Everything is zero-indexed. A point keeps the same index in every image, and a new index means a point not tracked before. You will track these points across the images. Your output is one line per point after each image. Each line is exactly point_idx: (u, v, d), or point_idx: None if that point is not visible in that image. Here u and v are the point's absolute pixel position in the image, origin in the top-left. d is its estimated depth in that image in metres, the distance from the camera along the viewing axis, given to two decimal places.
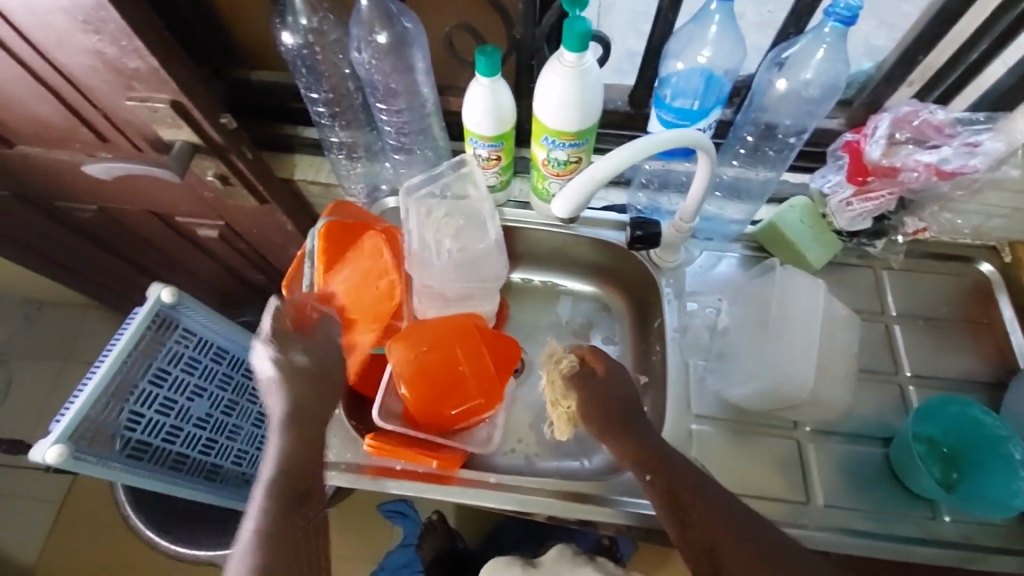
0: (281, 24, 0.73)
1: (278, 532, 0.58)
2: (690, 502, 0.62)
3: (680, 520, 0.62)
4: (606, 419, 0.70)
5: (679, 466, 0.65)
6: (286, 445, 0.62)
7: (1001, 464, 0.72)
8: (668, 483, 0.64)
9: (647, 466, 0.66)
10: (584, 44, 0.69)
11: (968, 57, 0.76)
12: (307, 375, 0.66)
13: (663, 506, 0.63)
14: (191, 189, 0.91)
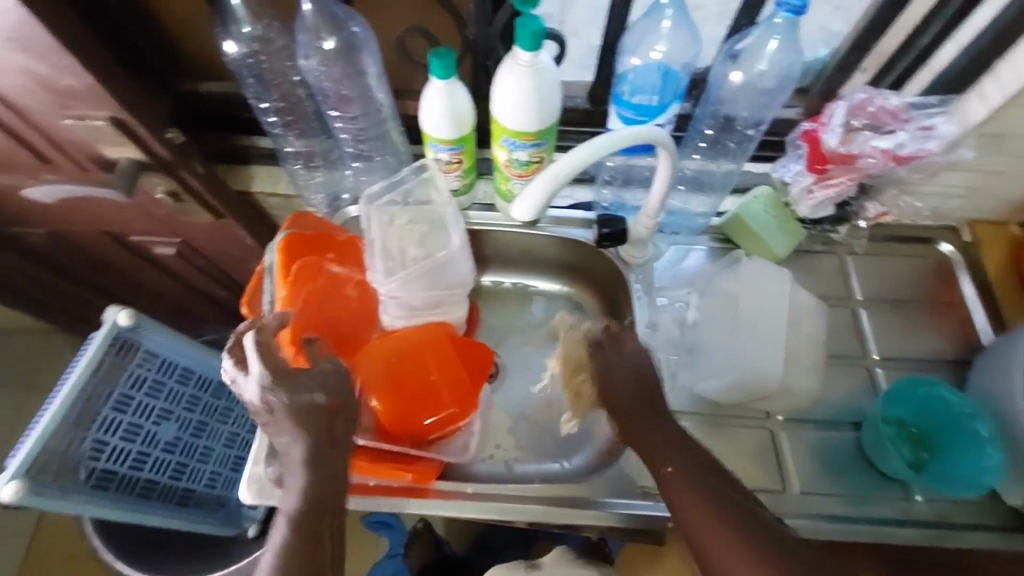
0: (224, 32, 0.71)
1: (295, 568, 0.59)
2: (701, 494, 0.62)
3: (690, 516, 0.61)
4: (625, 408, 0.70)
5: (697, 466, 0.64)
6: (309, 481, 0.63)
7: (969, 441, 0.74)
8: (682, 482, 0.63)
9: (658, 457, 0.66)
10: (538, 43, 0.67)
11: (920, 40, 0.76)
12: (322, 411, 0.65)
13: (671, 498, 0.63)
14: (143, 207, 0.88)
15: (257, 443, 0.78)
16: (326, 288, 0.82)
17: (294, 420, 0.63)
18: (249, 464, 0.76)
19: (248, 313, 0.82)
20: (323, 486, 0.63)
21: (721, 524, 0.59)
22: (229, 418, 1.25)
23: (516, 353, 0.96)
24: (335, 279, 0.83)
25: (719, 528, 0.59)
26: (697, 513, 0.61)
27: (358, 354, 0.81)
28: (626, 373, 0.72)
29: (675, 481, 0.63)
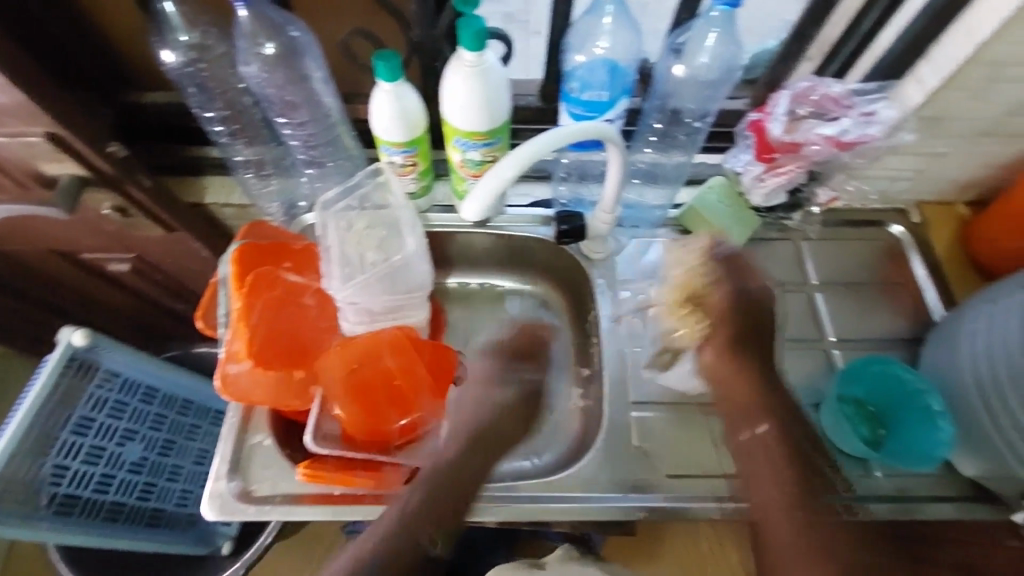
0: (160, 41, 0.70)
1: (424, 520, 0.66)
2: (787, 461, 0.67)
3: (762, 474, 0.67)
4: (737, 338, 0.74)
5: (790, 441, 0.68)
6: (473, 454, 0.73)
7: (923, 416, 0.75)
8: (768, 449, 0.68)
9: (759, 416, 0.70)
10: (481, 43, 0.67)
11: (861, 27, 0.78)
12: (511, 407, 0.81)
13: (752, 457, 0.68)
14: (92, 223, 0.86)
15: (217, 458, 0.76)
16: (282, 298, 0.80)
17: (480, 408, 0.79)
18: (209, 480, 0.74)
19: (202, 326, 0.80)
20: (467, 466, 0.72)
21: (789, 498, 0.64)
22: (198, 434, 1.22)
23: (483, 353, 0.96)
24: (292, 288, 0.82)
25: (789, 497, 0.64)
26: (772, 481, 0.66)
27: (316, 361, 0.79)
28: (753, 318, 0.75)
29: (767, 443, 0.68)
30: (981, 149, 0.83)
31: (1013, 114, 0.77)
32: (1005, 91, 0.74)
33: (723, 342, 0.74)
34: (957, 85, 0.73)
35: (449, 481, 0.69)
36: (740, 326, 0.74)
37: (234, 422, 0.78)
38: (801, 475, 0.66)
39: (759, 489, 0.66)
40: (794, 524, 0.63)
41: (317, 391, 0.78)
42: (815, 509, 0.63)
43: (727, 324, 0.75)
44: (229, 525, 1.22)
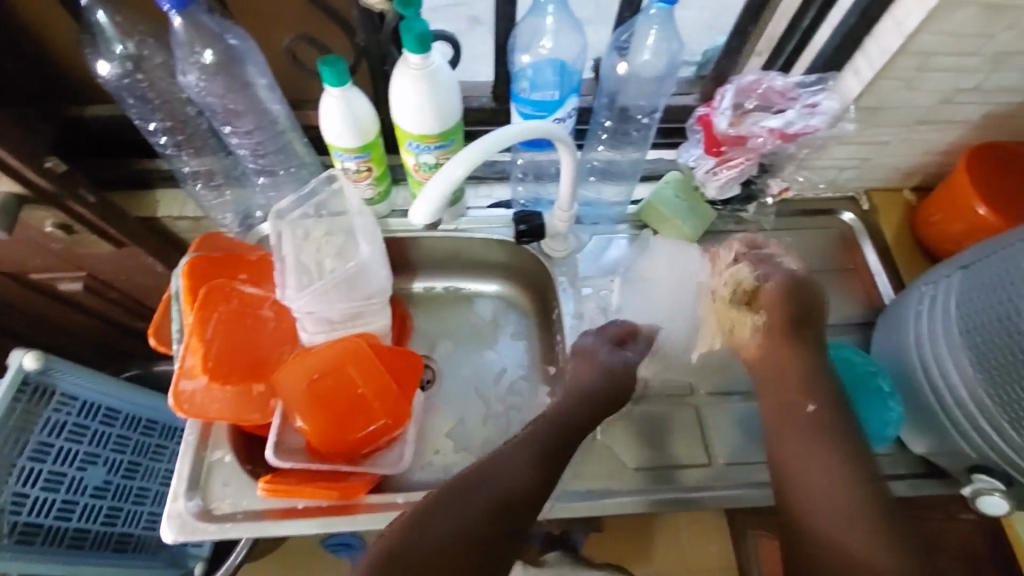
0: (94, 52, 0.68)
1: (456, 527, 0.56)
2: (837, 443, 0.63)
3: (798, 450, 0.64)
4: (791, 324, 0.72)
5: (835, 421, 0.65)
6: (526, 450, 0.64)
7: (874, 397, 0.76)
8: (817, 431, 0.65)
9: (807, 398, 0.67)
10: (425, 46, 0.66)
11: (801, 23, 0.80)
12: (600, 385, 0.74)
13: (792, 439, 0.65)
14: (36, 241, 0.83)
15: (175, 477, 0.74)
16: (239, 310, 0.79)
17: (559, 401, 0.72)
18: (168, 500, 0.72)
19: (156, 343, 0.78)
20: (518, 462, 0.63)
21: (835, 482, 0.60)
22: (164, 455, 1.18)
23: (450, 357, 0.96)
24: (249, 299, 0.80)
25: (837, 476, 0.61)
26: (824, 462, 0.62)
27: (274, 374, 0.77)
28: (804, 301, 0.73)
29: (811, 421, 0.65)
30: (920, 136, 0.86)
31: (946, 101, 0.80)
32: (936, 80, 0.76)
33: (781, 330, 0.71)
34: (891, 75, 0.75)
35: (487, 474, 0.61)
36: (795, 306, 0.73)
37: (193, 439, 0.76)
38: (854, 461, 0.62)
39: (808, 471, 0.62)
40: (851, 511, 0.58)
41: (277, 403, 0.76)
42: (871, 494, 0.59)
43: (771, 306, 0.73)
44: (200, 546, 1.20)
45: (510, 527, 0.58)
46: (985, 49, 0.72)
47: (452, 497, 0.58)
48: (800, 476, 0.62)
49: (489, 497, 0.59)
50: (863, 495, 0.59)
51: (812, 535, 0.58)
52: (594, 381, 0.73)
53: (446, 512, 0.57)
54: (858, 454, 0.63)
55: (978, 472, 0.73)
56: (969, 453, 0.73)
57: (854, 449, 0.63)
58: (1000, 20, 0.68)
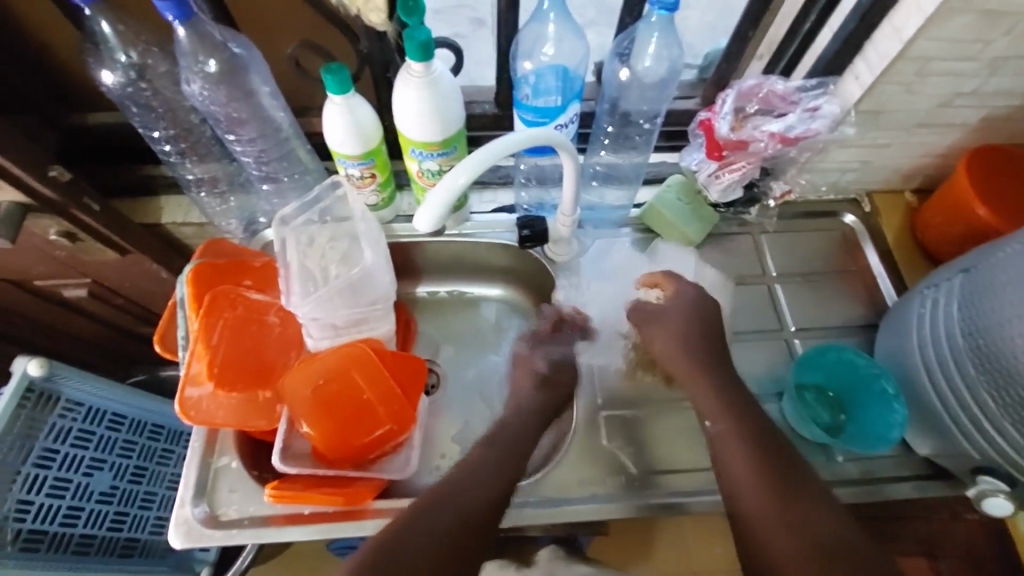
0: (97, 62, 0.68)
1: (450, 523, 0.55)
2: (743, 444, 0.62)
3: (735, 463, 0.61)
4: (693, 337, 0.74)
5: (743, 422, 0.64)
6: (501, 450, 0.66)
7: (879, 401, 0.77)
8: (730, 436, 0.63)
9: (711, 407, 0.67)
10: (427, 54, 0.67)
11: (801, 27, 0.81)
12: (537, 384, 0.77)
13: (719, 450, 0.63)
14: (41, 250, 0.84)
15: (182, 483, 0.74)
16: (244, 317, 0.79)
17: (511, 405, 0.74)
18: (175, 507, 0.72)
19: (162, 351, 0.78)
20: (493, 457, 0.65)
21: (762, 482, 0.58)
22: (171, 459, 1.19)
23: (454, 360, 0.96)
24: (254, 306, 0.80)
25: (757, 478, 0.59)
26: (743, 467, 0.60)
27: (281, 379, 0.78)
28: (698, 322, 0.75)
29: (717, 432, 0.64)
30: (920, 138, 0.86)
31: (945, 105, 0.80)
32: (936, 84, 0.77)
33: (682, 343, 0.74)
34: (891, 79, 0.75)
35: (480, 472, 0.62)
36: (688, 329, 0.75)
37: (199, 445, 0.77)
38: (766, 460, 0.60)
39: (734, 479, 0.60)
40: (784, 513, 0.55)
41: (283, 409, 0.76)
42: (791, 492, 0.57)
43: (662, 333, 0.76)
44: (206, 551, 1.21)
45: (484, 523, 0.57)
46: (984, 54, 0.72)
47: (440, 497, 0.57)
48: (737, 487, 0.59)
49: (477, 497, 0.59)
50: (792, 494, 0.57)
51: (758, 549, 0.54)
52: (535, 395, 0.76)
53: (433, 511, 0.56)
54: (774, 453, 0.61)
55: (982, 474, 0.73)
56: (973, 456, 0.73)
57: (764, 448, 0.61)
58: (999, 26, 0.68)
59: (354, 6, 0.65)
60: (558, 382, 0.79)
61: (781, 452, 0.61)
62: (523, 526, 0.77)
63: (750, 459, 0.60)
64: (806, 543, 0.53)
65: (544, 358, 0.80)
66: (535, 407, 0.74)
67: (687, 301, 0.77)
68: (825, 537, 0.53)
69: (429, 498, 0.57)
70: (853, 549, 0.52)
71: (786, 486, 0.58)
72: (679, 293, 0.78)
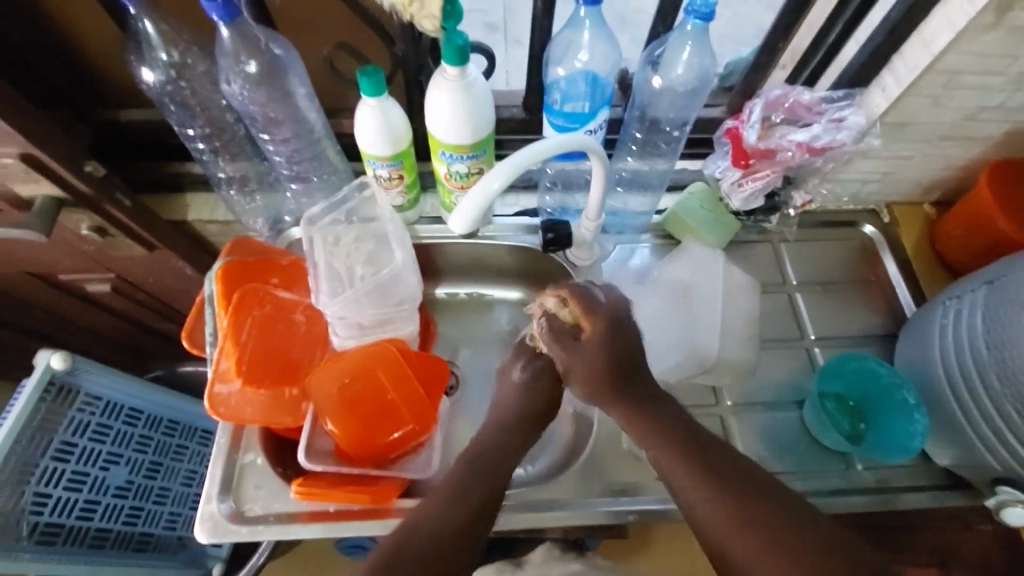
0: (139, 60, 0.70)
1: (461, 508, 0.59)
2: (690, 471, 0.58)
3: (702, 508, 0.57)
4: (606, 377, 0.63)
5: (677, 444, 0.60)
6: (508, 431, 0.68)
7: (899, 410, 0.79)
8: (672, 459, 0.60)
9: (643, 433, 0.62)
10: (464, 58, 0.67)
11: (827, 39, 0.82)
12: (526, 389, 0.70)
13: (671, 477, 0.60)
14: (69, 244, 0.85)
15: (207, 479, 0.75)
16: (271, 315, 0.79)
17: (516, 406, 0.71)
18: (201, 501, 0.73)
19: (189, 346, 0.79)
20: (506, 448, 0.66)
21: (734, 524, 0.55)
22: (185, 455, 1.18)
23: (473, 362, 0.97)
24: (282, 304, 0.81)
25: (714, 501, 0.57)
26: (698, 491, 0.57)
27: (307, 377, 0.78)
28: (608, 352, 0.62)
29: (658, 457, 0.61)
30: (943, 151, 0.87)
31: (970, 118, 0.81)
32: (963, 97, 0.77)
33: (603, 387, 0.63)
34: (919, 92, 0.76)
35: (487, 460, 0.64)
36: (599, 365, 0.63)
37: (225, 441, 0.77)
38: (720, 483, 0.57)
39: (695, 504, 0.58)
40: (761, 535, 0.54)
41: (309, 407, 0.77)
42: (763, 514, 0.55)
43: (580, 372, 0.63)
44: (218, 547, 1.21)
45: (485, 504, 0.60)
46: (1010, 69, 0.73)
47: (448, 491, 0.60)
48: (702, 513, 0.57)
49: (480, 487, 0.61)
50: (756, 517, 0.55)
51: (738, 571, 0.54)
52: (514, 404, 0.70)
53: (443, 505, 0.59)
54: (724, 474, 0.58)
55: (1002, 485, 0.74)
56: (995, 467, 0.74)
57: (713, 466, 0.58)
58: None
59: (408, 13, 0.65)
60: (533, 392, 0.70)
61: (730, 467, 0.59)
62: (544, 528, 0.77)
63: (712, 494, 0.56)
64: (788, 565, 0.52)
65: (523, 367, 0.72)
66: (515, 418, 0.69)
67: (609, 330, 0.63)
68: (813, 556, 0.52)
69: (445, 494, 0.60)
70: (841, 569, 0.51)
71: (756, 500, 0.56)
72: (601, 318, 0.63)
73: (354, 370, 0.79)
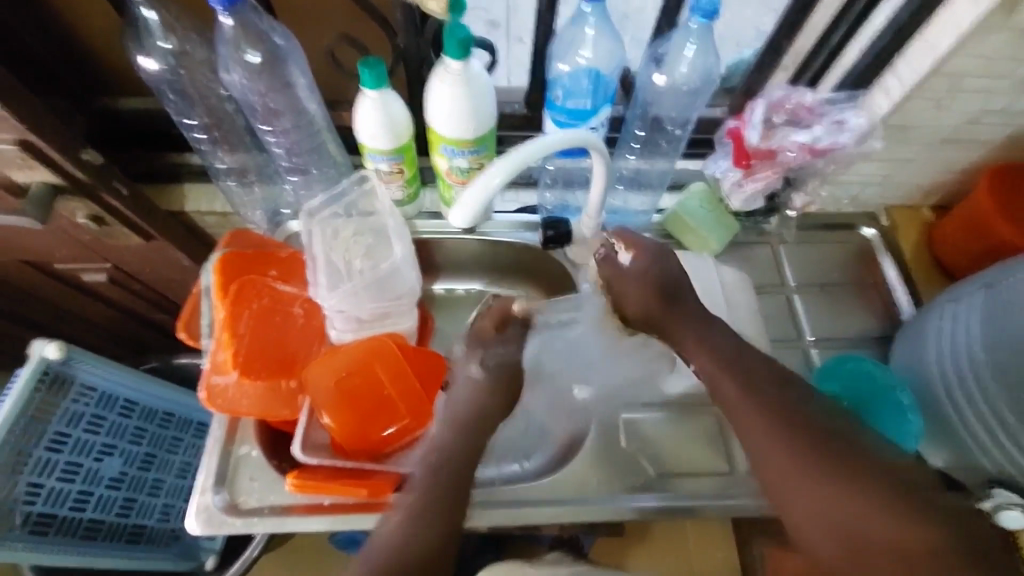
0: (138, 48, 0.69)
1: (430, 511, 0.60)
2: (738, 388, 0.61)
3: (750, 423, 0.59)
4: (654, 287, 0.72)
5: (751, 394, 0.60)
6: (464, 436, 0.67)
7: (897, 411, 0.77)
8: (747, 407, 0.60)
9: (716, 376, 0.64)
10: (467, 51, 0.67)
11: (830, 40, 0.82)
12: (482, 388, 0.72)
13: (740, 428, 0.60)
14: (64, 232, 0.84)
15: (202, 471, 0.74)
16: (270, 307, 0.79)
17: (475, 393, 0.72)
18: (195, 494, 0.73)
19: (185, 337, 0.79)
20: (465, 445, 0.67)
21: (788, 449, 0.56)
22: (179, 447, 1.17)
23: None
24: (281, 296, 0.80)
25: (758, 419, 0.59)
26: (773, 438, 0.57)
27: (305, 370, 0.78)
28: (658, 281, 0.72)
29: (729, 405, 0.61)
30: (944, 155, 0.87)
31: (972, 122, 0.81)
32: (964, 101, 0.78)
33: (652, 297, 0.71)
34: (921, 95, 0.77)
35: (453, 459, 0.65)
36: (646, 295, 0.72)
37: (220, 433, 0.77)
38: (762, 391, 0.60)
39: (767, 450, 0.57)
40: (833, 493, 0.53)
41: (305, 400, 0.77)
42: (834, 469, 0.54)
43: (631, 298, 0.73)
44: (211, 541, 1.20)
45: (450, 506, 0.61)
46: (1014, 73, 0.73)
47: (420, 507, 0.60)
48: (754, 448, 0.58)
49: (439, 488, 0.62)
50: (806, 439, 0.56)
51: (782, 492, 0.56)
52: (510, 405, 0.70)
53: (417, 522, 0.58)
54: (804, 422, 0.57)
55: (998, 488, 0.74)
56: (988, 468, 0.76)
57: (792, 417, 0.58)
58: None
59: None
60: (494, 388, 0.73)
61: (813, 419, 0.58)
62: (540, 525, 0.77)
63: (753, 400, 0.59)
64: (836, 482, 0.53)
65: (480, 363, 0.74)
66: None
67: (656, 261, 0.73)
68: (865, 476, 0.53)
69: (405, 511, 0.60)
70: (889, 497, 0.51)
71: (835, 455, 0.54)
72: (645, 249, 0.74)
73: (352, 364, 0.79)
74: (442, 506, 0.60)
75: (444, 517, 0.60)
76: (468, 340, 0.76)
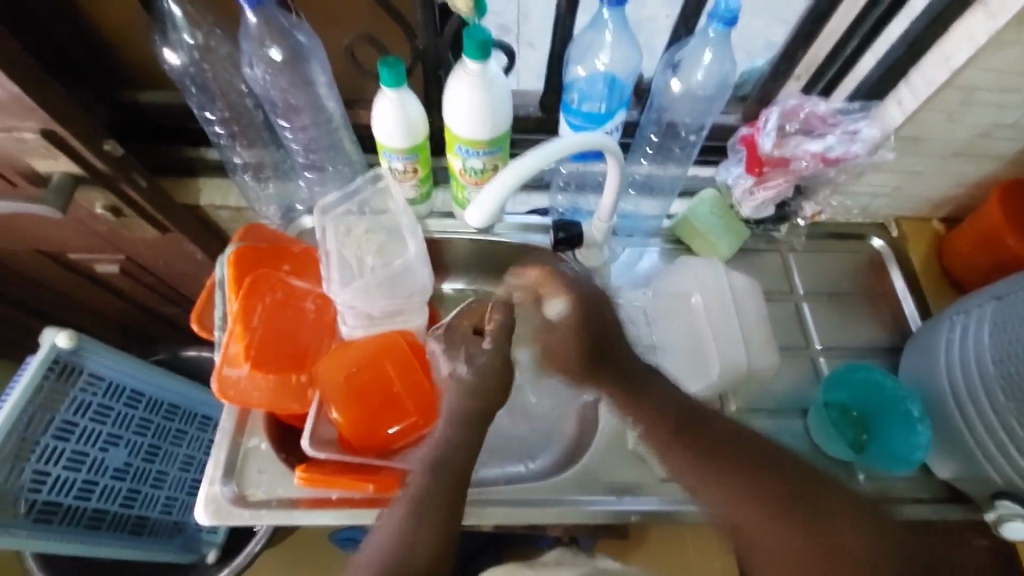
0: (164, 41, 0.71)
1: (436, 505, 0.57)
2: (683, 449, 0.60)
3: (702, 483, 0.58)
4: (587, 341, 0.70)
5: (701, 456, 0.58)
6: (465, 429, 0.65)
7: (903, 423, 0.79)
8: (695, 467, 0.58)
9: (660, 442, 0.61)
10: (486, 53, 0.68)
11: (844, 50, 0.83)
12: (473, 386, 0.68)
13: (696, 489, 0.58)
14: (81, 222, 0.85)
15: (211, 462, 0.75)
16: (283, 301, 0.80)
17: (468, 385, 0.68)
18: (203, 484, 0.73)
19: (198, 329, 0.80)
20: (472, 441, 0.64)
21: (749, 492, 0.55)
22: (184, 440, 1.17)
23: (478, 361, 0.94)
24: (294, 291, 0.81)
25: (711, 476, 0.57)
26: (722, 491, 0.56)
27: (315, 365, 0.78)
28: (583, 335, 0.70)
29: (681, 469, 0.59)
30: (956, 167, 0.87)
31: (984, 135, 0.82)
32: (977, 114, 0.78)
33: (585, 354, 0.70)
34: (934, 108, 0.77)
35: (461, 449, 0.63)
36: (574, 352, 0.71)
37: (230, 426, 0.77)
38: (709, 449, 0.59)
39: (720, 502, 0.56)
40: (802, 532, 0.52)
41: (315, 395, 0.77)
42: (793, 507, 0.53)
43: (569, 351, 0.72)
44: (213, 534, 1.21)
45: (453, 500, 0.58)
46: None
47: (418, 502, 0.57)
48: (714, 501, 0.57)
49: (444, 483, 0.59)
50: (766, 478, 0.55)
51: (747, 537, 0.55)
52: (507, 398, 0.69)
53: (418, 517, 0.56)
54: (757, 467, 0.56)
55: (1002, 498, 0.75)
56: (996, 479, 0.75)
57: (739, 464, 0.57)
58: None
59: None
60: (481, 392, 0.68)
61: (764, 465, 0.57)
62: (545, 526, 0.77)
63: (702, 462, 0.58)
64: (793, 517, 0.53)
65: (466, 362, 0.71)
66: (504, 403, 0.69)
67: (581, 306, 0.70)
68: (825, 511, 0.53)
69: (406, 506, 0.57)
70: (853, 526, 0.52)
71: (789, 501, 0.54)
72: (570, 294, 0.71)
73: (360, 362, 0.80)
74: (446, 500, 0.58)
75: (447, 508, 0.57)
76: (445, 341, 0.74)
